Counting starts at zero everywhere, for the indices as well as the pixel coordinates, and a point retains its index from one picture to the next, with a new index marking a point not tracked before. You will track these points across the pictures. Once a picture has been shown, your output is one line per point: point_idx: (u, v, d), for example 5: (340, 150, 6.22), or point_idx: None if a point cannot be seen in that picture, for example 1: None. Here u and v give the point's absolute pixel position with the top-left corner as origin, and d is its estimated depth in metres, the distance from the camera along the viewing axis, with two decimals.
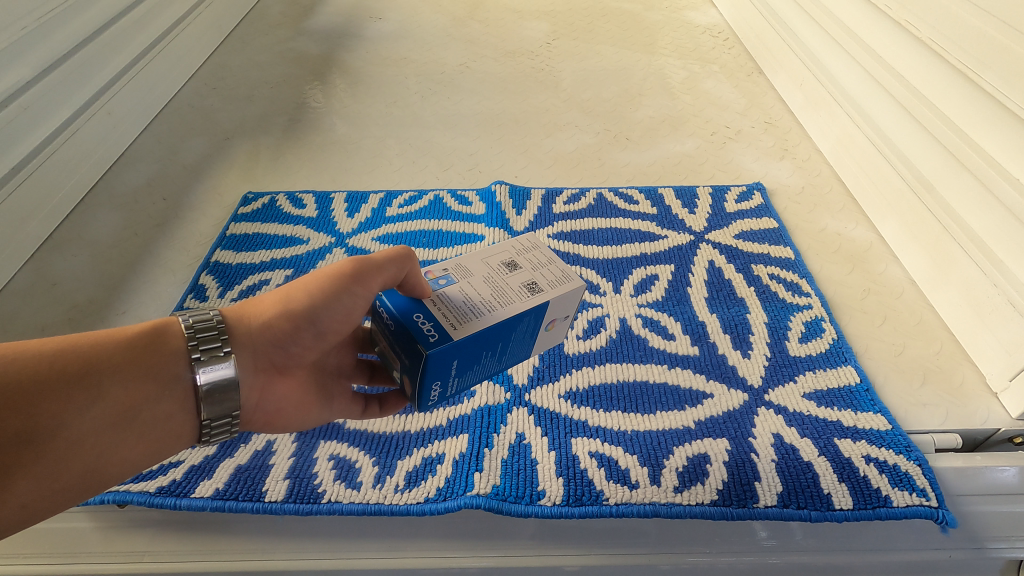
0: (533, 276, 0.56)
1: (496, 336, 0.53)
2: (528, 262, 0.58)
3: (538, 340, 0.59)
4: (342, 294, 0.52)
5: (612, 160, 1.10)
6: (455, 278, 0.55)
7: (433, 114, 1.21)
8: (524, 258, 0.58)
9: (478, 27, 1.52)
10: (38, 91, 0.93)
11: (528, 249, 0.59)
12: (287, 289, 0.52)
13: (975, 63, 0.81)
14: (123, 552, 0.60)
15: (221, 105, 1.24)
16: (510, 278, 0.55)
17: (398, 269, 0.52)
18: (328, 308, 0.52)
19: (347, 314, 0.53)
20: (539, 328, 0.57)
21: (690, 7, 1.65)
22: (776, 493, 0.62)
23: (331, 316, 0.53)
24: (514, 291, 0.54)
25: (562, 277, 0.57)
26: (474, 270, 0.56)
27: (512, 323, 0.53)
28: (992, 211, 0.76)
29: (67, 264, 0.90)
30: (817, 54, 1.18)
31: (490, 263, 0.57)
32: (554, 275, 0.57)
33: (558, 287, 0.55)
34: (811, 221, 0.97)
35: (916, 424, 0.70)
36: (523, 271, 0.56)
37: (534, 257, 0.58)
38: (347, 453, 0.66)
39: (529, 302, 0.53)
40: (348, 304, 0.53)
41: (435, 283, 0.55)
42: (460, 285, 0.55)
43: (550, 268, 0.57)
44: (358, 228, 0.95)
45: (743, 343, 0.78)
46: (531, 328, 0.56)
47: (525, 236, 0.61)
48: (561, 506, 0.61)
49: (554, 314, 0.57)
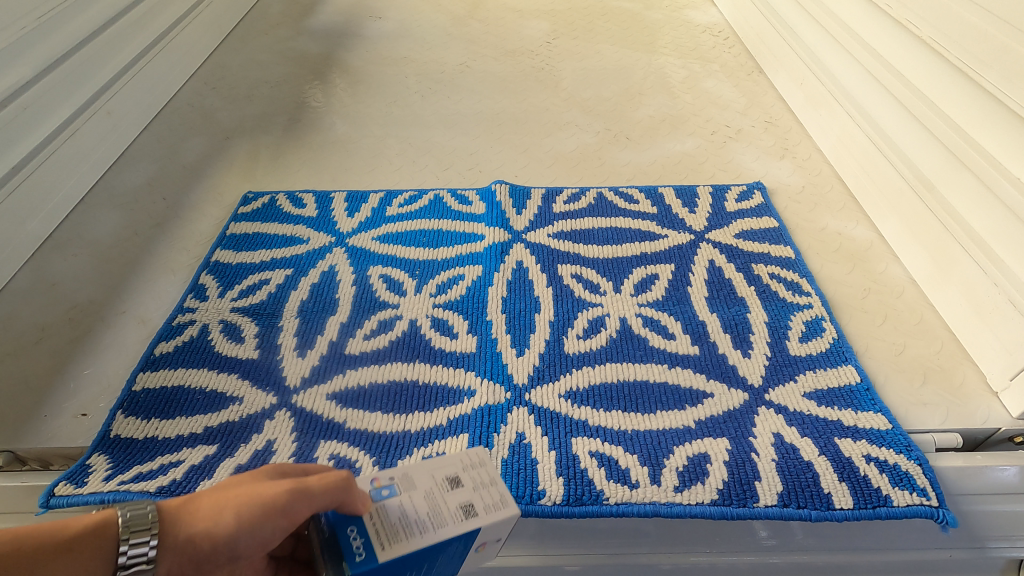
0: (471, 498, 0.49)
1: (423, 559, 0.47)
2: (472, 479, 0.50)
3: (471, 556, 0.52)
4: (276, 525, 0.41)
5: (613, 160, 1.10)
6: (392, 483, 0.49)
7: (433, 114, 1.21)
8: (469, 474, 0.50)
9: (478, 26, 1.51)
10: (37, 91, 0.93)
11: (476, 463, 0.51)
12: (223, 502, 0.41)
13: (975, 62, 0.81)
14: None
15: (221, 105, 1.23)
16: (446, 496, 0.48)
17: (333, 498, 0.44)
18: (256, 540, 0.41)
19: (273, 542, 0.42)
20: (470, 549, 0.50)
21: (690, 6, 1.64)
22: (777, 493, 0.62)
23: (257, 546, 0.41)
24: (447, 512, 0.47)
25: (503, 503, 0.49)
26: (418, 481, 0.49)
27: (438, 549, 0.46)
28: (993, 211, 0.76)
29: (66, 264, 0.90)
30: (817, 53, 1.18)
31: (436, 475, 0.50)
32: (492, 498, 0.49)
33: (495, 515, 0.48)
34: (812, 221, 0.97)
35: (916, 423, 0.70)
36: (463, 490, 0.49)
37: (479, 475, 0.50)
38: (347, 453, 0.66)
39: (458, 531, 0.46)
40: (279, 534, 0.42)
41: (376, 495, 0.48)
42: (394, 494, 0.48)
43: (491, 489, 0.49)
44: (358, 228, 0.94)
45: (743, 343, 0.77)
46: (463, 549, 0.49)
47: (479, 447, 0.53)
48: (562, 506, 0.61)
49: (486, 537, 0.49)
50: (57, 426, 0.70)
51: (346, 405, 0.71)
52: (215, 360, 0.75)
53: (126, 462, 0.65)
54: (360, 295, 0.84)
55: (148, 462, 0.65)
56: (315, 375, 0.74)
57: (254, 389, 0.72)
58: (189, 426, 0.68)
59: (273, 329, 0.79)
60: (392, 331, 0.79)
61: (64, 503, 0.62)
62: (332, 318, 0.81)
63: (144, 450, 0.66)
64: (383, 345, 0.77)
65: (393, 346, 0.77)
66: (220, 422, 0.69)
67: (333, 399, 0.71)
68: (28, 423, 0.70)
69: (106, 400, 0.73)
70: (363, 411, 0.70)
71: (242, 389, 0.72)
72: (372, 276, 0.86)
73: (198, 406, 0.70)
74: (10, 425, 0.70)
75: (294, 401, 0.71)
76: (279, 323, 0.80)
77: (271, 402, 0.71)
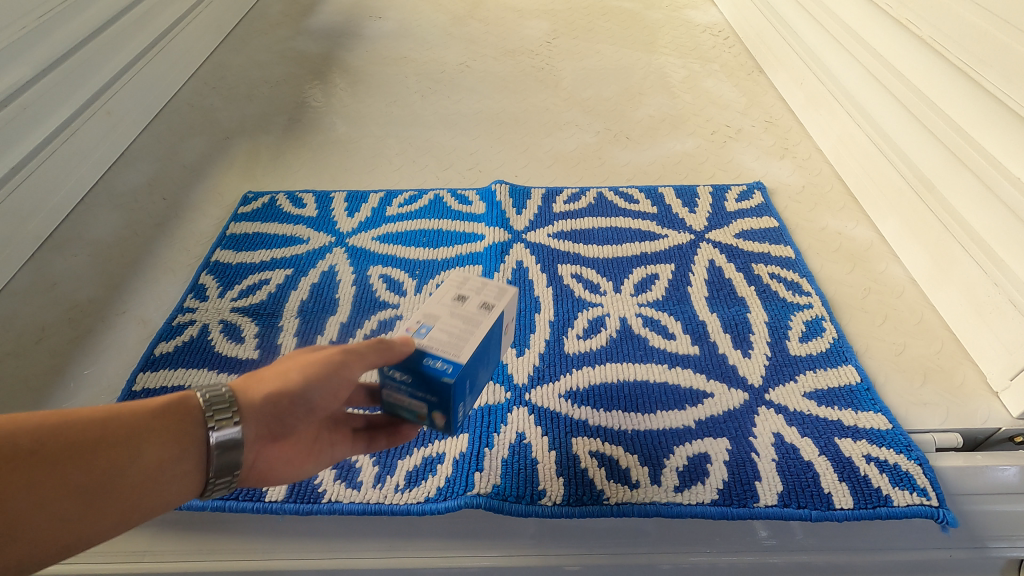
0: (479, 298, 0.55)
1: (483, 356, 0.52)
2: (471, 290, 0.55)
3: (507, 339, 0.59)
4: (333, 375, 0.48)
5: (613, 160, 1.09)
6: (424, 323, 0.52)
7: (433, 114, 1.21)
8: (467, 287, 0.56)
9: (478, 26, 1.51)
10: (36, 91, 0.93)
11: (465, 279, 0.57)
12: (288, 365, 0.48)
13: (975, 61, 0.81)
14: (123, 552, 0.62)
15: (221, 105, 1.23)
16: (465, 309, 0.53)
17: (381, 358, 0.47)
18: (320, 387, 0.48)
19: (337, 391, 0.50)
20: (501, 341, 0.57)
21: (690, 6, 1.64)
22: (776, 493, 0.62)
23: (322, 393, 0.49)
24: (473, 313, 0.53)
25: (502, 290, 0.56)
26: (437, 311, 0.53)
27: (488, 343, 0.53)
28: (993, 211, 0.76)
29: (66, 264, 0.90)
30: (817, 53, 1.18)
31: (443, 300, 0.54)
32: (493, 290, 0.55)
33: (503, 296, 0.55)
34: (812, 221, 0.97)
35: (917, 423, 0.70)
36: (471, 297, 0.55)
37: (472, 283, 0.56)
38: None
39: (492, 319, 0.53)
40: (338, 384, 0.49)
41: (418, 334, 0.51)
42: (431, 326, 0.52)
43: (487, 287, 0.56)
44: (358, 228, 0.94)
45: (743, 343, 0.77)
46: (496, 342, 0.55)
47: (454, 271, 0.58)
48: (562, 506, 0.61)
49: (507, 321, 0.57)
50: None
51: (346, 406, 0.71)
52: (215, 360, 0.75)
53: None
54: (360, 295, 0.84)
55: None
56: None
57: None
58: None
59: (273, 329, 0.79)
60: (392, 331, 0.79)
61: None
62: (332, 318, 0.81)
63: None
64: None
65: None
66: None
67: None
68: None
69: (106, 399, 0.73)
70: (363, 411, 0.70)
71: None
72: (372, 276, 0.86)
73: None
74: None
75: None
76: (279, 323, 0.80)
77: None
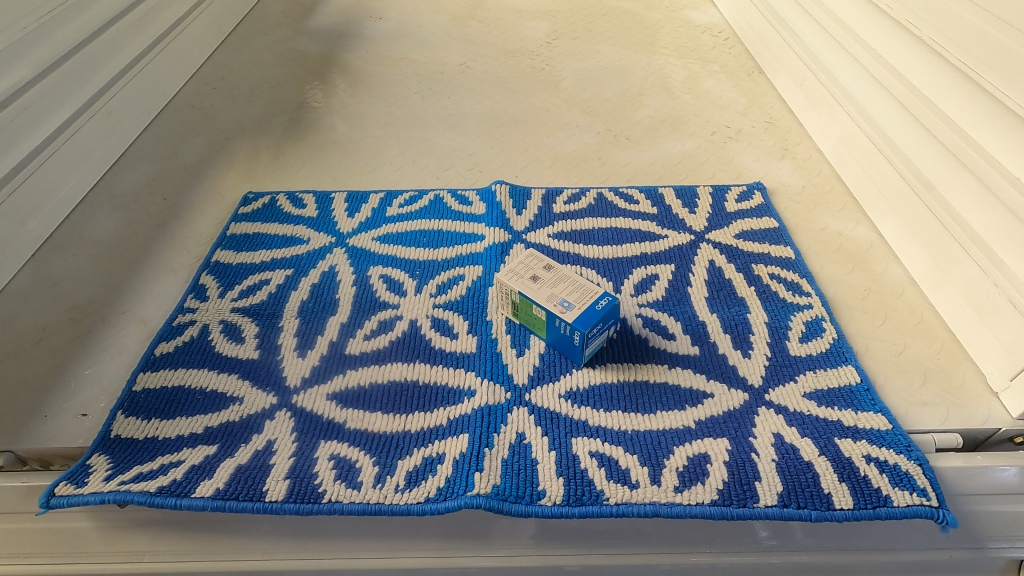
0: (535, 268, 0.77)
1: None
2: (528, 271, 0.77)
3: None
4: None
5: (613, 160, 1.10)
6: (566, 305, 0.72)
7: (433, 114, 1.21)
8: (523, 272, 0.77)
9: (478, 27, 1.52)
10: (37, 92, 0.94)
11: (512, 273, 0.77)
12: None
13: (975, 63, 0.80)
14: (124, 552, 0.63)
15: (221, 105, 1.24)
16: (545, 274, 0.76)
17: None
18: None
19: None
20: None
21: (690, 7, 1.64)
22: (777, 493, 0.62)
23: None
24: (550, 269, 0.76)
25: (524, 258, 0.78)
26: (554, 293, 0.74)
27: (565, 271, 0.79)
28: (993, 211, 0.76)
29: (67, 264, 0.90)
30: (817, 54, 1.17)
31: (540, 288, 0.75)
32: (527, 261, 0.78)
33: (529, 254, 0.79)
34: (812, 222, 0.97)
35: (916, 423, 0.70)
36: (536, 272, 0.76)
37: (519, 269, 0.77)
38: (348, 453, 0.66)
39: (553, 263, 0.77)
40: None
41: (569, 305, 0.72)
42: (570, 297, 0.73)
43: (523, 263, 0.78)
44: (358, 229, 0.94)
45: (743, 343, 0.77)
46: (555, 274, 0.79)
47: (502, 279, 0.77)
48: (562, 506, 0.61)
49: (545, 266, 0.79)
50: (58, 426, 0.70)
51: (346, 405, 0.71)
52: (215, 360, 0.75)
53: (126, 462, 0.65)
54: (360, 295, 0.84)
55: (148, 462, 0.65)
56: (315, 375, 0.74)
57: (254, 389, 0.72)
58: (189, 426, 0.68)
59: (273, 329, 0.79)
60: (392, 331, 0.79)
61: (64, 503, 0.62)
62: (332, 318, 0.81)
63: (143, 450, 0.66)
64: (383, 345, 0.77)
65: (393, 346, 0.77)
66: (220, 422, 0.69)
67: (333, 399, 0.71)
68: (29, 424, 0.70)
69: (106, 399, 0.73)
70: (363, 411, 0.70)
71: (242, 389, 0.72)
72: (372, 276, 0.87)
73: (198, 406, 0.70)
74: (10, 425, 0.70)
75: (294, 401, 0.71)
76: (280, 323, 0.80)
77: (271, 402, 0.71)
